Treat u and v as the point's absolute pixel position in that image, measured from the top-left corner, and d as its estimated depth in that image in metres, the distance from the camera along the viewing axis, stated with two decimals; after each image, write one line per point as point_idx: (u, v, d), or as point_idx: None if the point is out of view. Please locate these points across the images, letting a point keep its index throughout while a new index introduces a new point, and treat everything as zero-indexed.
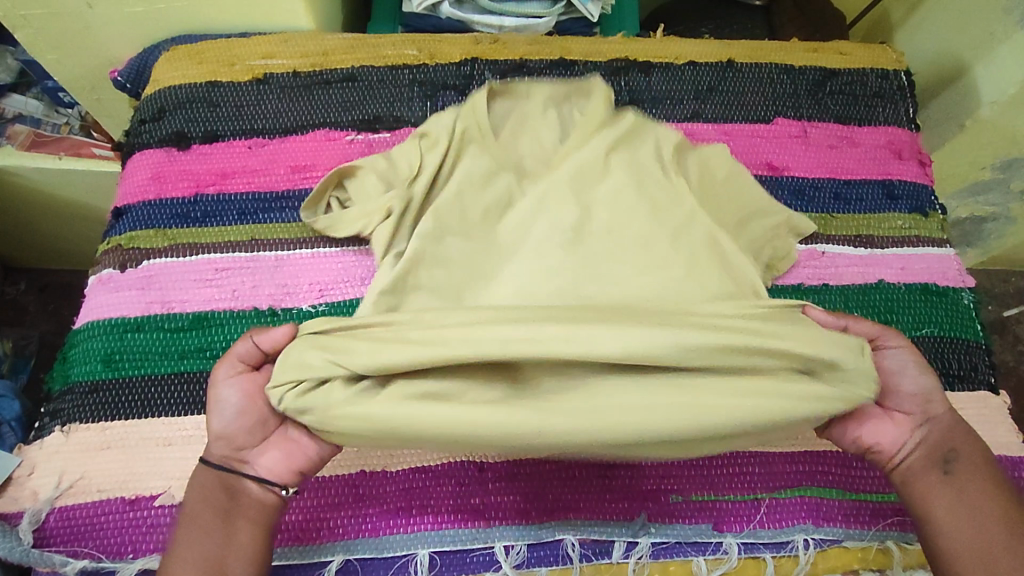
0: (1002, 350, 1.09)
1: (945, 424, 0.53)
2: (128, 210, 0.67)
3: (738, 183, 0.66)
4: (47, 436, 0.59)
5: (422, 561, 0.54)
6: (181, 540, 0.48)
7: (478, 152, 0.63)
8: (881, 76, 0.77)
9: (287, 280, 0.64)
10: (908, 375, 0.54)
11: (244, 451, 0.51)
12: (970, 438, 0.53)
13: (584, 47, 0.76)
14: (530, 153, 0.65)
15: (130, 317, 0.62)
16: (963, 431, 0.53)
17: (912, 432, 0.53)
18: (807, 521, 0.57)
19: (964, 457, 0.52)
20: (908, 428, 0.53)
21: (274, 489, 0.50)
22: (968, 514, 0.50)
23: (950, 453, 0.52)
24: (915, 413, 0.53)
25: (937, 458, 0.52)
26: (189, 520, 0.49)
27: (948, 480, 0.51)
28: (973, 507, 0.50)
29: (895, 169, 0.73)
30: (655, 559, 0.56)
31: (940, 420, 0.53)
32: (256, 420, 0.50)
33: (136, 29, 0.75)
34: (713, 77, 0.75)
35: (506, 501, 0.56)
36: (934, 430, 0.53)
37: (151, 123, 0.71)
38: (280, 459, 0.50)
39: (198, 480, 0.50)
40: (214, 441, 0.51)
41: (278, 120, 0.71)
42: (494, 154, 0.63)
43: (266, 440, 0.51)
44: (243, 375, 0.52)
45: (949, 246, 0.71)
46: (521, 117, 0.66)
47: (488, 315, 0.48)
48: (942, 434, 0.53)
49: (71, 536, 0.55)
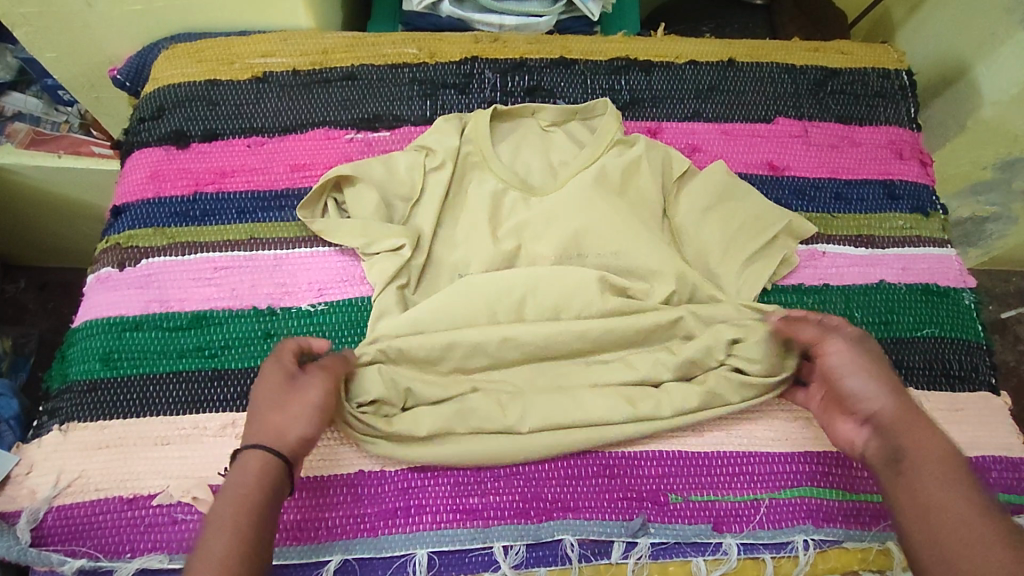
0: (1003, 350, 1.08)
1: (892, 419, 0.51)
2: (126, 208, 0.67)
3: (734, 200, 0.66)
4: (45, 435, 0.59)
5: (420, 562, 0.54)
6: (224, 531, 0.45)
7: (481, 179, 0.67)
8: (882, 75, 0.77)
9: (286, 279, 0.64)
10: (853, 374, 0.53)
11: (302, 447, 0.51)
12: (923, 430, 0.50)
13: (585, 46, 0.76)
14: (527, 178, 0.67)
15: (129, 315, 0.62)
16: (910, 423, 0.51)
17: (863, 429, 0.53)
18: (808, 522, 0.57)
19: (912, 451, 0.49)
20: (858, 425, 0.54)
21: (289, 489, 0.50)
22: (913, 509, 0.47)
23: (897, 449, 0.50)
24: (859, 410, 0.53)
25: (885, 455, 0.50)
26: (234, 515, 0.46)
27: (897, 478, 0.49)
28: (919, 501, 0.47)
29: (896, 169, 0.73)
30: (655, 559, 0.56)
31: (884, 414, 0.52)
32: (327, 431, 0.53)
33: (135, 27, 0.75)
34: (714, 77, 0.75)
35: (505, 501, 0.56)
36: (879, 425, 0.52)
37: (149, 121, 0.71)
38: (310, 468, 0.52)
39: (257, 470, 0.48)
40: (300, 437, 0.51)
41: (277, 119, 0.71)
42: (493, 178, 0.67)
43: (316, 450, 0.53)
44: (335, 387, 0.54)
45: (950, 246, 0.70)
46: (517, 142, 0.69)
47: (501, 328, 0.59)
48: (886, 430, 0.51)
49: (68, 535, 0.55)
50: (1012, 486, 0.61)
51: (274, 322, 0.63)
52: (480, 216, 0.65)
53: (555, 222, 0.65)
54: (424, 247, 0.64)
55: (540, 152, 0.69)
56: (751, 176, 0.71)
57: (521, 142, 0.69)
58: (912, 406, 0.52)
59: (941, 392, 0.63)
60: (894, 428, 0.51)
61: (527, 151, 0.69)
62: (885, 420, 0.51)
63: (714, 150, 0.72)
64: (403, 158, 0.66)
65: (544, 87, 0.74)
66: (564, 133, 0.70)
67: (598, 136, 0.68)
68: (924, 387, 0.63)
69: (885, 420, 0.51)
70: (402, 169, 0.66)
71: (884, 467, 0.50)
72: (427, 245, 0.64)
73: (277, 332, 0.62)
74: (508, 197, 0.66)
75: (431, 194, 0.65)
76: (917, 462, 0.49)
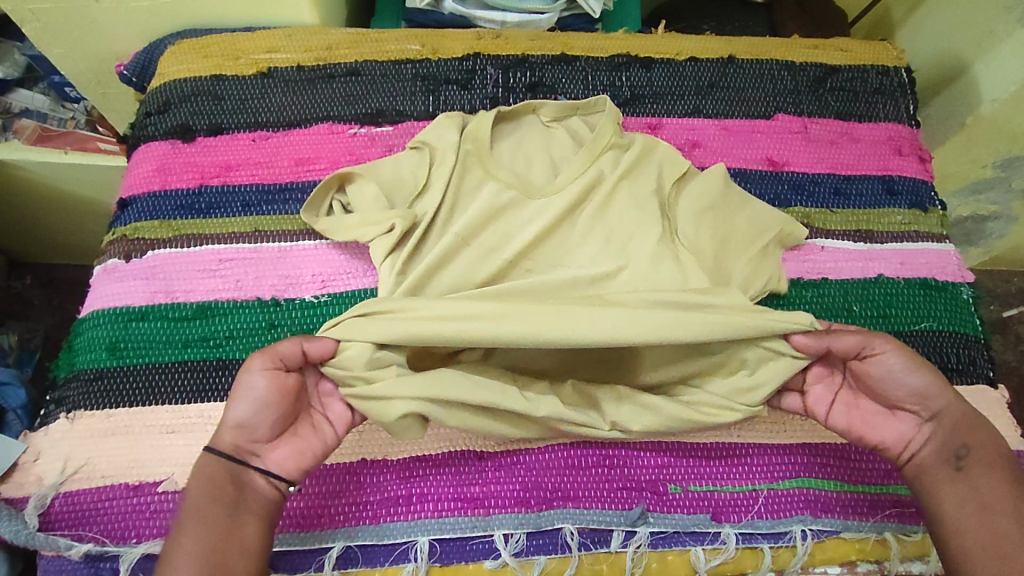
0: (1004, 349, 1.09)
1: (955, 419, 0.52)
2: (133, 201, 0.68)
3: (743, 213, 0.66)
4: (52, 422, 0.60)
5: (422, 548, 0.55)
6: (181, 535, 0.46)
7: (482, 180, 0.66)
8: (882, 72, 0.78)
9: (289, 271, 0.65)
10: (907, 376, 0.52)
11: (257, 443, 0.50)
12: (983, 430, 0.52)
13: (586, 42, 0.77)
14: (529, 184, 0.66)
15: (135, 305, 0.63)
16: (966, 434, 0.52)
17: (919, 427, 0.53)
18: (806, 511, 0.58)
19: (976, 451, 0.52)
20: (914, 424, 0.53)
21: (278, 484, 0.50)
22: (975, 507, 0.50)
23: (959, 449, 0.52)
24: (919, 410, 0.53)
25: (945, 455, 0.52)
26: (191, 516, 0.47)
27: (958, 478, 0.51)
28: (981, 508, 0.50)
29: (895, 165, 0.73)
30: (654, 548, 0.56)
31: (948, 413, 0.52)
32: (275, 418, 0.50)
33: (143, 23, 0.76)
34: (714, 74, 0.76)
35: (506, 490, 0.56)
36: (942, 424, 0.52)
37: (156, 116, 0.71)
38: (290, 456, 0.51)
39: (206, 472, 0.49)
40: (227, 429, 0.50)
41: (281, 114, 0.71)
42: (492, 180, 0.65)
43: (277, 438, 0.51)
44: (273, 371, 0.50)
45: (949, 242, 0.71)
46: (516, 144, 0.69)
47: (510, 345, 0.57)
48: (954, 426, 0.52)
49: (75, 520, 0.56)
50: None
51: (278, 313, 0.63)
52: (478, 215, 0.63)
53: (553, 218, 0.64)
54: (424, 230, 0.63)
55: (539, 151, 0.69)
56: (751, 171, 0.72)
57: (523, 141, 0.69)
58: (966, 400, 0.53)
59: None
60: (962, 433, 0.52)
61: (528, 149, 0.69)
62: (950, 413, 0.52)
63: (714, 145, 0.72)
64: (401, 158, 0.66)
65: (546, 82, 0.74)
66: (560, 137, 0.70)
67: (596, 140, 0.67)
68: None
69: (953, 413, 0.52)
70: (404, 171, 0.66)
71: (940, 463, 0.52)
72: (418, 236, 0.62)
73: (282, 322, 0.63)
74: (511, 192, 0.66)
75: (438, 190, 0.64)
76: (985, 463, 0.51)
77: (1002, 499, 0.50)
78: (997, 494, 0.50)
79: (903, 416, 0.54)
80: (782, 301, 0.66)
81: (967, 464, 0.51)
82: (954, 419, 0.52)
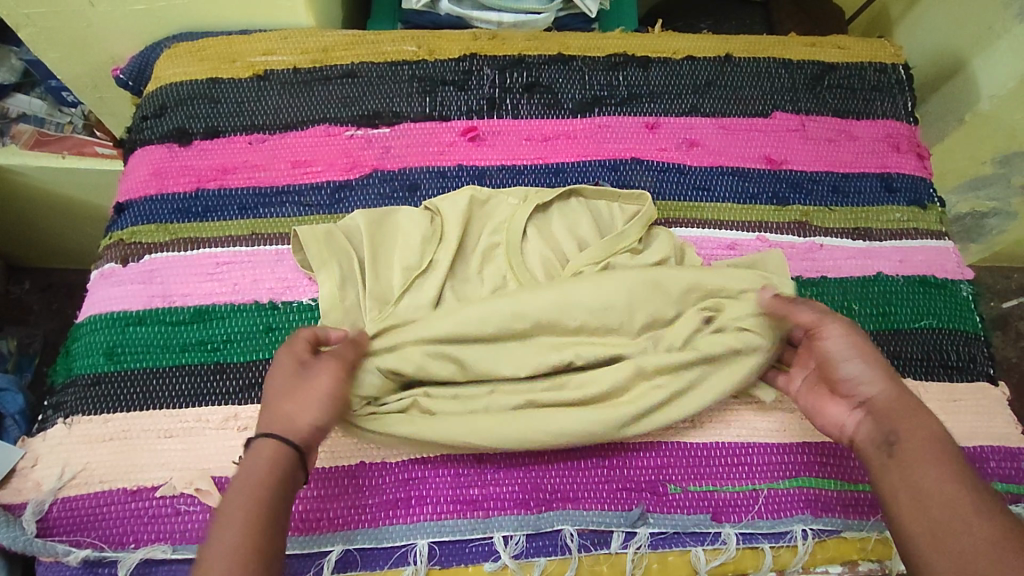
0: (1004, 346, 1.09)
1: (885, 404, 0.52)
2: (129, 205, 0.68)
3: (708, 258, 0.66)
4: (50, 428, 0.59)
5: (421, 552, 0.54)
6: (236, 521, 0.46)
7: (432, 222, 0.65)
8: (879, 70, 0.77)
9: (287, 274, 0.65)
10: (846, 357, 0.54)
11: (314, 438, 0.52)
12: (915, 415, 0.51)
13: (583, 42, 0.77)
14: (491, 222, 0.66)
15: (132, 310, 0.63)
16: (896, 418, 0.51)
17: (852, 412, 0.54)
18: (806, 511, 0.58)
19: (906, 437, 0.50)
20: (848, 408, 0.54)
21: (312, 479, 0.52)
22: (912, 492, 0.48)
23: (890, 434, 0.51)
24: (850, 394, 0.54)
25: (877, 440, 0.51)
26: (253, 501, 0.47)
27: (890, 462, 0.50)
28: (919, 496, 0.47)
29: (893, 162, 0.73)
30: (654, 548, 0.56)
31: (876, 399, 0.53)
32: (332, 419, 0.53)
33: (139, 27, 0.76)
34: (711, 72, 0.75)
35: (505, 492, 0.56)
36: (870, 409, 0.53)
37: (152, 119, 0.71)
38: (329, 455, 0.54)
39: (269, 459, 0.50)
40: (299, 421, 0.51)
41: (278, 116, 0.71)
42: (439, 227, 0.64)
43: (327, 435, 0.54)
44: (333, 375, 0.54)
45: (947, 239, 0.71)
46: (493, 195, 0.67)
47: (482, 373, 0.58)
48: (880, 414, 0.52)
49: (72, 526, 0.56)
50: (1010, 475, 0.61)
51: (275, 316, 0.63)
52: (413, 244, 0.63)
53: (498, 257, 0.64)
54: (434, 283, 0.61)
55: (563, 222, 0.66)
56: (749, 170, 0.71)
57: (550, 212, 0.67)
58: (901, 390, 0.53)
59: (939, 382, 0.64)
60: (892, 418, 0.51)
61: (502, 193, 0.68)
62: (876, 403, 0.52)
63: (712, 144, 0.72)
64: (411, 218, 0.65)
65: (543, 83, 0.74)
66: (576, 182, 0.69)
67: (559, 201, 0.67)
68: (922, 377, 0.64)
69: (879, 401, 0.52)
70: (415, 239, 0.63)
71: (876, 452, 0.51)
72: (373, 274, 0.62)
73: (279, 325, 0.63)
74: (533, 239, 0.65)
75: (450, 233, 0.63)
76: (918, 447, 0.49)
77: (942, 479, 0.47)
78: (937, 478, 0.47)
79: (838, 401, 0.55)
80: None
81: (900, 449, 0.50)
82: (881, 405, 0.52)
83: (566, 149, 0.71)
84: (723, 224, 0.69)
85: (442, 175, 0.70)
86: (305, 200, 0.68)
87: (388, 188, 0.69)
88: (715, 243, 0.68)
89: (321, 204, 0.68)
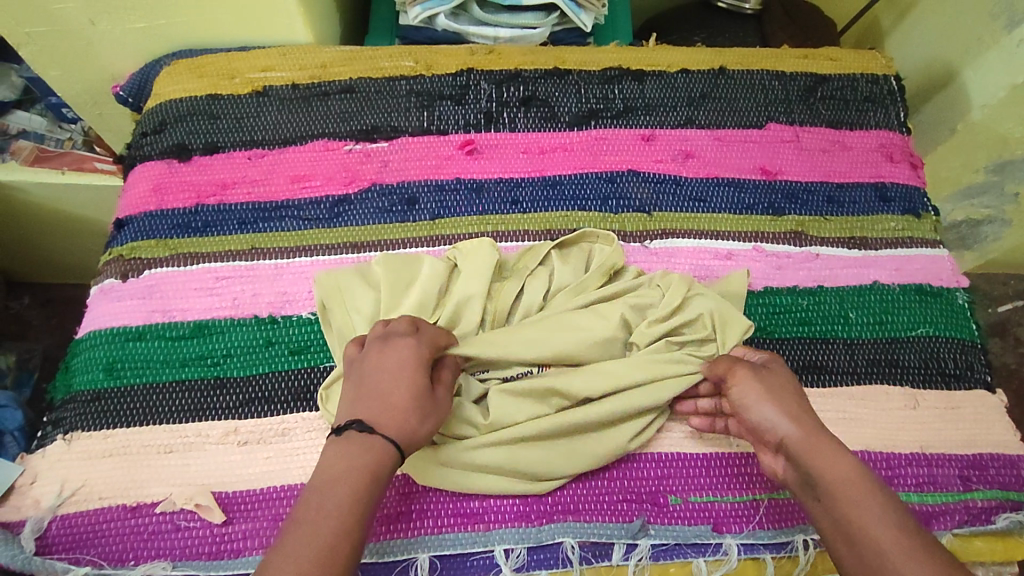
0: (1003, 352, 1.09)
1: (796, 449, 0.51)
2: (129, 221, 0.68)
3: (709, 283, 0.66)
4: (49, 445, 0.59)
5: (422, 566, 0.54)
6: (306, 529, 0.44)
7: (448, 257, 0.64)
8: (871, 81, 0.78)
9: (287, 288, 0.65)
10: (757, 404, 0.53)
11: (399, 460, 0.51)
12: (833, 454, 0.50)
13: (578, 56, 0.78)
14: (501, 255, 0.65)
15: (132, 325, 0.63)
16: (805, 455, 0.50)
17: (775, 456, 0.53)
18: (806, 521, 0.58)
19: (824, 480, 0.49)
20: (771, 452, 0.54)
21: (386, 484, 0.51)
22: (840, 531, 0.47)
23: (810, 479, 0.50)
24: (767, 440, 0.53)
25: (802, 485, 0.51)
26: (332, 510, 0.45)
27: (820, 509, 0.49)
28: (857, 542, 0.46)
29: (887, 172, 0.74)
30: (656, 560, 0.56)
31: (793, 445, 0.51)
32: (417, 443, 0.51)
33: (139, 46, 0.77)
34: (705, 84, 0.76)
35: (506, 505, 0.56)
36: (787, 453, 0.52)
37: (152, 136, 0.72)
38: None
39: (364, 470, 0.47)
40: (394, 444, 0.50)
41: (277, 131, 0.72)
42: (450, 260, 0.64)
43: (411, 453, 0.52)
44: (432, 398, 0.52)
45: (943, 247, 0.71)
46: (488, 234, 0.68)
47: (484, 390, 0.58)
48: (798, 458, 0.51)
49: (71, 543, 0.55)
50: (1008, 482, 0.61)
51: (275, 330, 0.63)
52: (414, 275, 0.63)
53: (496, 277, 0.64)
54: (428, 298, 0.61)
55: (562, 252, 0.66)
56: (744, 181, 0.72)
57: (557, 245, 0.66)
58: (817, 430, 0.52)
59: (936, 391, 0.64)
60: (804, 455, 0.50)
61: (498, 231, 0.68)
62: (793, 446, 0.51)
63: (708, 155, 0.73)
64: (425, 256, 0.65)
65: (539, 96, 0.75)
66: (570, 201, 0.70)
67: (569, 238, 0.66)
68: (919, 385, 0.64)
69: (794, 445, 0.51)
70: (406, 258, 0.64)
71: (804, 496, 0.51)
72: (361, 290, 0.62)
73: (279, 339, 0.63)
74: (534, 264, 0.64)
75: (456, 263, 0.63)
76: (837, 489, 0.48)
77: (869, 518, 0.46)
78: (869, 522, 0.46)
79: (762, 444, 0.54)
80: (775, 307, 0.66)
81: (826, 496, 0.49)
82: (790, 448, 0.51)
83: (564, 161, 0.72)
84: (720, 234, 0.69)
85: (440, 188, 0.70)
86: (305, 214, 0.68)
87: (387, 202, 0.69)
88: (711, 254, 0.68)
89: (320, 218, 0.68)
